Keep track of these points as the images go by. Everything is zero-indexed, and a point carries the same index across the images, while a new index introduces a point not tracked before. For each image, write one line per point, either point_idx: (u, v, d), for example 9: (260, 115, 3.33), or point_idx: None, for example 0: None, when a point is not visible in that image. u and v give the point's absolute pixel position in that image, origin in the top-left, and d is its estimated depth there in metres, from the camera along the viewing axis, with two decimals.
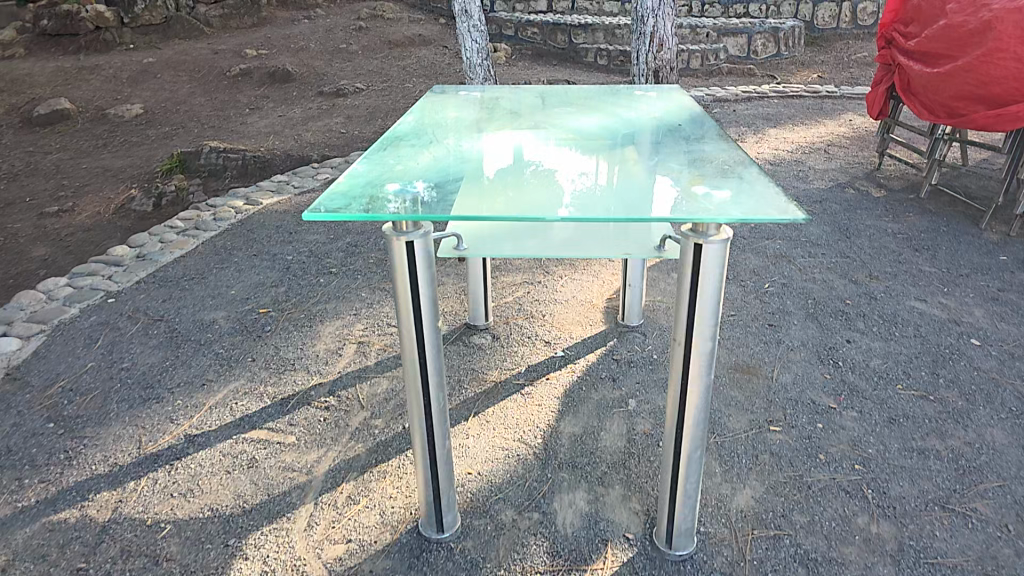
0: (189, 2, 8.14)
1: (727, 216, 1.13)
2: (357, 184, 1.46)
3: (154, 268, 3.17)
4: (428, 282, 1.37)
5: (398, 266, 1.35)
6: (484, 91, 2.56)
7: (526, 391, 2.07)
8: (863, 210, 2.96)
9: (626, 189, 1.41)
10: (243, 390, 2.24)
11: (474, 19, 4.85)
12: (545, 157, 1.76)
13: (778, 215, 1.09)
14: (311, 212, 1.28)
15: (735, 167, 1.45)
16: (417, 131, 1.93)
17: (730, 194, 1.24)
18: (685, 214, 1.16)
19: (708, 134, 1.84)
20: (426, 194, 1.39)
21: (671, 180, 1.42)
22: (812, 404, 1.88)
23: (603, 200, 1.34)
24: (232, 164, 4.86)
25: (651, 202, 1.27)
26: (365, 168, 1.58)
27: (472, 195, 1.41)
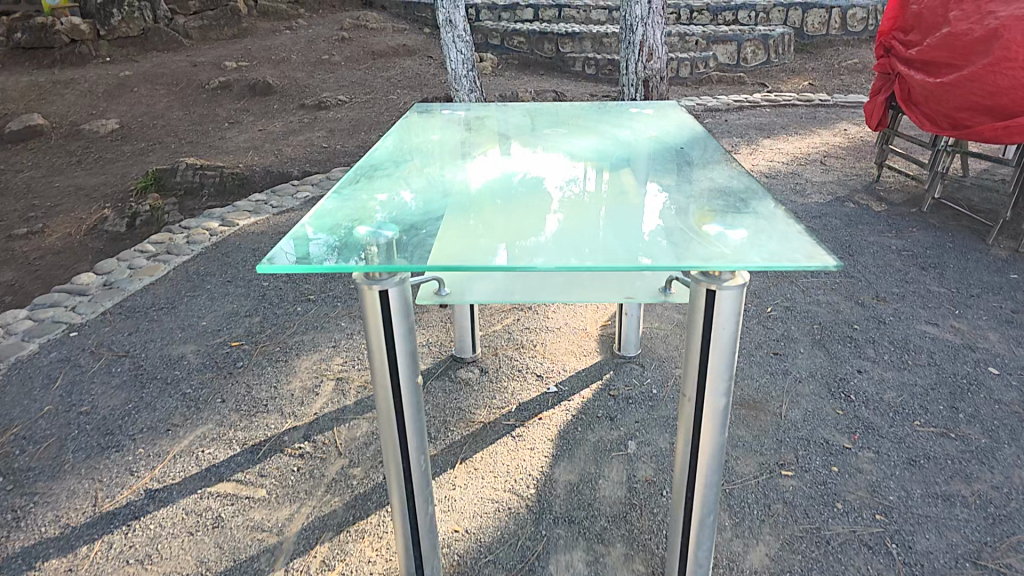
0: (167, 14, 7.96)
1: (747, 261, 0.98)
2: (323, 225, 1.30)
3: (121, 297, 2.99)
4: (406, 332, 1.20)
5: (370, 314, 1.17)
6: (469, 110, 2.43)
7: (517, 433, 1.91)
8: (864, 225, 2.86)
9: (625, 224, 1.26)
10: (212, 435, 2.06)
11: (459, 29, 4.71)
12: (535, 185, 1.61)
13: (805, 261, 0.94)
14: (264, 263, 1.11)
15: (747, 199, 1.32)
16: (396, 158, 1.79)
17: (747, 233, 1.09)
18: (697, 259, 1.02)
19: (712, 157, 1.72)
20: (402, 235, 1.23)
21: (676, 214, 1.28)
22: (825, 445, 1.74)
23: (601, 238, 1.19)
24: (209, 181, 4.70)
25: (657, 242, 1.13)
26: (335, 205, 1.43)
27: (453, 235, 1.26)
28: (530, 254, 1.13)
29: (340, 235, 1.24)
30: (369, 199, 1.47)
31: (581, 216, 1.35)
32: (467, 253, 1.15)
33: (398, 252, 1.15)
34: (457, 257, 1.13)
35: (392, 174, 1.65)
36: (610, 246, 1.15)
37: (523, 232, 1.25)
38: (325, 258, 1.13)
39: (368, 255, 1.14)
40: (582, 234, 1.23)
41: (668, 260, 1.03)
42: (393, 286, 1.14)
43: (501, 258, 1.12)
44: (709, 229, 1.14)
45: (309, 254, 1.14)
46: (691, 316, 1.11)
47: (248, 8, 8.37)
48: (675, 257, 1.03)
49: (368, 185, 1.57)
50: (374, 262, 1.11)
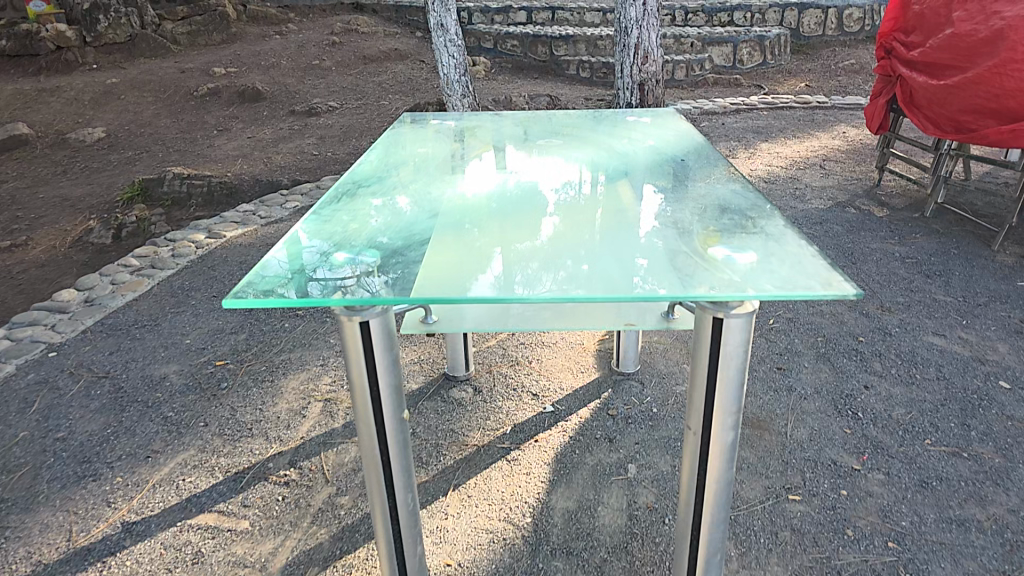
0: (156, 19, 7.85)
1: (758, 290, 0.91)
2: (299, 252, 1.23)
3: (103, 314, 2.89)
4: (390, 366, 1.12)
5: (349, 346, 1.09)
6: (459, 119, 2.36)
7: (512, 457, 1.83)
8: (866, 232, 2.80)
9: (624, 246, 1.19)
10: (193, 462, 1.97)
11: (451, 33, 4.63)
12: (528, 202, 1.54)
13: (821, 290, 0.87)
14: (230, 296, 1.03)
15: (754, 217, 1.25)
16: (381, 174, 1.71)
17: (757, 256, 1.02)
18: (703, 287, 0.94)
19: (715, 170, 1.65)
20: (383, 263, 1.16)
21: (678, 234, 1.20)
22: (833, 466, 1.67)
23: (598, 263, 1.12)
24: (197, 191, 4.61)
25: (660, 267, 1.05)
26: (313, 229, 1.36)
27: (439, 261, 1.19)
28: (521, 282, 1.05)
29: (317, 263, 1.17)
30: (350, 223, 1.40)
31: (576, 236, 1.28)
32: (453, 282, 1.07)
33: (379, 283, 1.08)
34: (442, 288, 1.05)
35: (376, 193, 1.58)
36: (607, 271, 1.08)
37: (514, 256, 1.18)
38: (298, 290, 1.05)
39: (346, 286, 1.07)
40: (577, 258, 1.15)
41: (671, 289, 0.95)
42: (373, 318, 1.06)
43: (490, 287, 1.05)
44: (714, 252, 1.07)
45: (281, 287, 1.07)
46: (695, 346, 1.04)
47: (238, 13, 8.26)
48: (680, 286, 0.96)
49: (349, 207, 1.50)
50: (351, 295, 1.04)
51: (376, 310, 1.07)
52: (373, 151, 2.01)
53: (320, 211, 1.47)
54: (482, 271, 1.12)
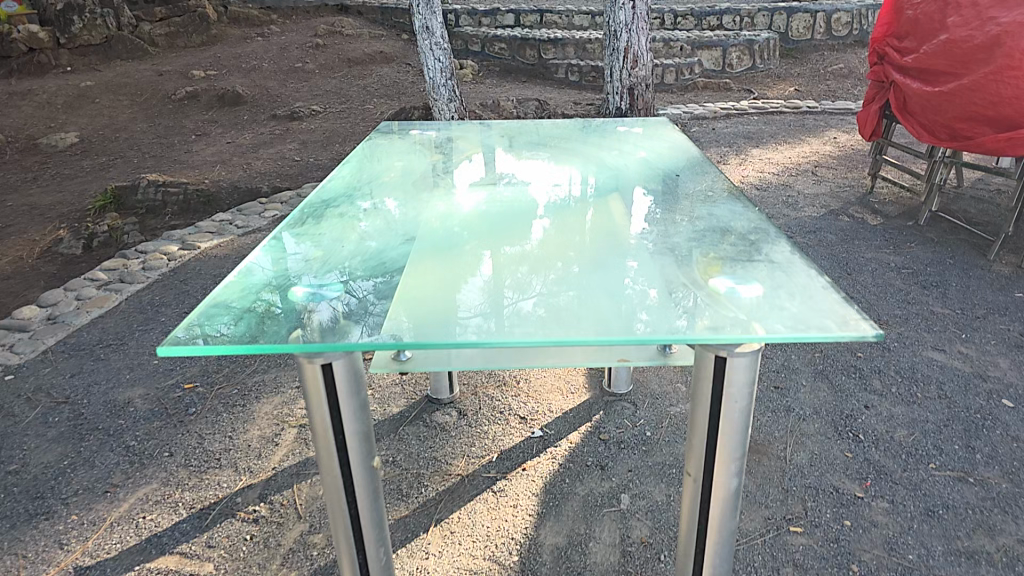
0: (133, 21, 7.62)
1: (769, 330, 0.84)
2: (253, 286, 1.12)
3: (65, 333, 2.73)
4: (357, 410, 1.01)
5: (311, 390, 0.98)
6: (439, 129, 2.27)
7: (498, 487, 1.72)
8: (860, 241, 2.74)
9: (616, 277, 1.12)
10: (155, 497, 1.83)
11: (437, 36, 4.53)
12: (513, 223, 1.45)
13: (838, 332, 0.81)
14: (168, 343, 0.92)
15: (755, 245, 1.20)
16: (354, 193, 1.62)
17: (762, 290, 0.96)
18: (706, 326, 0.87)
19: (713, 191, 1.60)
20: (349, 298, 1.06)
21: (677, 265, 1.14)
22: (835, 494, 1.57)
23: (590, 298, 1.04)
24: (173, 199, 4.45)
25: (659, 302, 0.98)
26: (271, 257, 1.25)
27: (415, 295, 1.09)
28: (506, 322, 0.97)
29: (274, 300, 1.06)
30: (312, 250, 1.29)
31: (566, 265, 1.20)
32: (431, 320, 0.98)
33: (342, 324, 0.98)
34: (418, 329, 0.96)
35: (345, 217, 1.49)
36: (601, 306, 1.00)
37: (502, 271, 1.18)
38: (248, 334, 0.94)
39: (305, 328, 0.96)
40: (566, 277, 1.14)
41: (674, 330, 0.88)
42: (336, 362, 0.96)
43: (472, 327, 0.96)
44: (716, 285, 1.00)
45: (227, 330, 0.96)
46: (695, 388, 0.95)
47: (218, 14, 8.03)
48: (684, 325, 0.89)
49: (314, 232, 1.39)
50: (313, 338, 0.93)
51: (339, 356, 0.96)
52: (344, 167, 1.91)
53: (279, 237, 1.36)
54: (461, 309, 1.03)
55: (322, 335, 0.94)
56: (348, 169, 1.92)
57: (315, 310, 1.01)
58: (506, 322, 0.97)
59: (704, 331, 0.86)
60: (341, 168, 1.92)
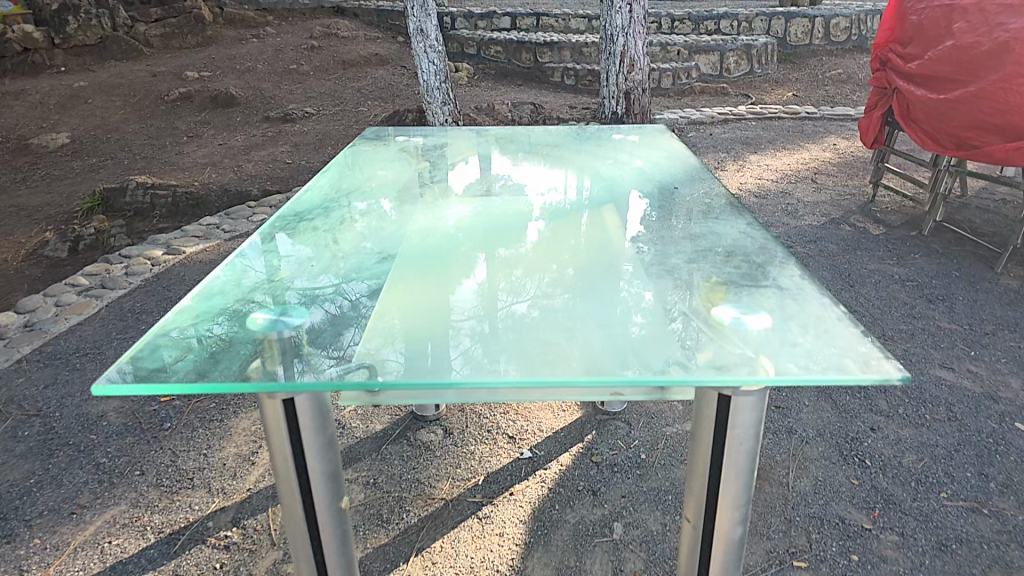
0: (128, 21, 7.53)
1: (782, 371, 0.79)
2: (209, 312, 1.06)
3: (41, 341, 2.63)
4: (322, 449, 0.93)
5: (271, 429, 0.89)
6: (424, 135, 2.19)
7: (484, 513, 1.63)
8: (863, 252, 2.66)
9: (608, 303, 1.07)
10: (123, 520, 1.73)
11: (431, 39, 4.45)
12: (498, 243, 1.39)
13: (856, 375, 0.76)
14: (103, 382, 0.84)
15: (760, 267, 1.15)
16: (333, 209, 1.56)
17: (771, 323, 0.91)
18: (711, 366, 0.81)
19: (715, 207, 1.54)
20: (313, 328, 0.99)
21: (677, 290, 1.08)
22: (841, 525, 1.48)
23: (581, 332, 0.98)
24: (161, 201, 4.35)
25: (660, 335, 0.93)
26: (236, 278, 1.20)
27: (389, 324, 1.03)
28: (496, 357, 0.93)
29: (230, 329, 0.99)
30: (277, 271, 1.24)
31: (553, 292, 1.14)
32: (411, 356, 0.93)
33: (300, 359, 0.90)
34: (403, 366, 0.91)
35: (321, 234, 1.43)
36: (594, 339, 0.95)
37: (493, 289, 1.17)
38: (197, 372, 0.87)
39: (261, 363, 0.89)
40: (556, 296, 1.12)
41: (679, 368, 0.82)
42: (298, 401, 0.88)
43: (458, 364, 0.91)
44: (720, 316, 0.95)
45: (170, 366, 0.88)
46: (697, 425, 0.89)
47: (213, 15, 7.95)
48: (689, 363, 0.84)
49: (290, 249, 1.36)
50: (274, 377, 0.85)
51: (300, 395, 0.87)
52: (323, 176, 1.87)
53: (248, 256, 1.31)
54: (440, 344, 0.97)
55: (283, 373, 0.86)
56: (327, 179, 1.87)
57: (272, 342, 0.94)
58: (496, 341, 0.97)
59: (710, 371, 0.81)
60: (319, 178, 1.87)
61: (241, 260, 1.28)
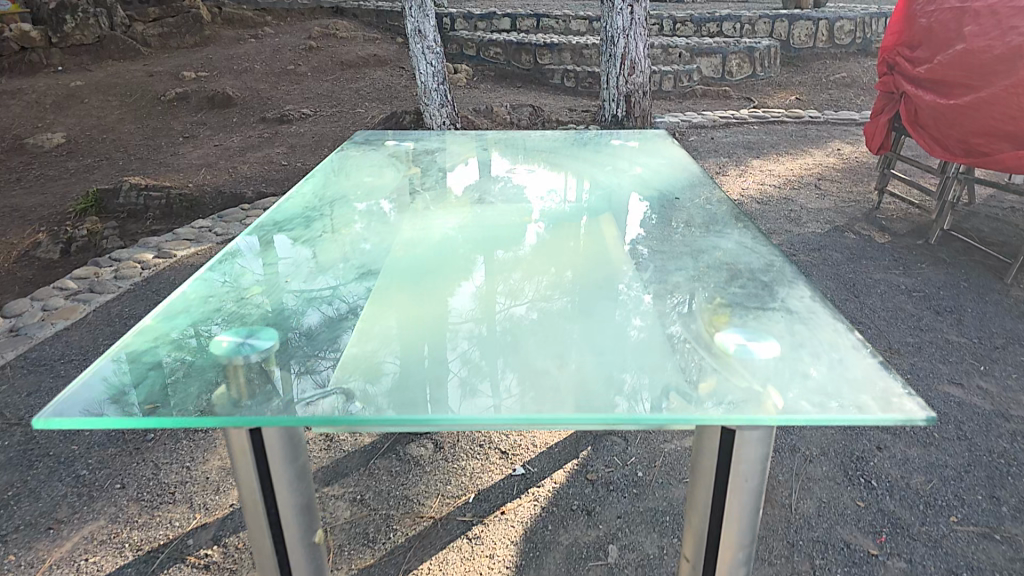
0: (126, 20, 7.48)
1: (791, 405, 0.77)
2: (170, 335, 1.05)
3: (26, 347, 2.57)
4: (293, 481, 0.91)
5: (237, 462, 0.87)
6: (417, 138, 2.21)
7: (474, 534, 1.57)
8: (867, 260, 2.59)
9: (606, 328, 1.05)
10: (100, 536, 1.67)
11: (430, 40, 4.40)
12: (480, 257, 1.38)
13: (872, 414, 0.74)
14: (45, 416, 0.81)
15: (768, 287, 1.13)
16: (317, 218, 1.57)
17: (781, 353, 0.89)
18: (719, 404, 0.79)
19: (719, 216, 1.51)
20: (281, 349, 0.99)
21: (681, 314, 1.06)
22: (846, 551, 1.42)
23: (578, 359, 0.96)
24: (155, 203, 4.30)
25: (660, 365, 0.91)
26: (215, 289, 1.23)
27: (363, 343, 1.03)
28: (491, 376, 0.93)
29: (191, 353, 0.98)
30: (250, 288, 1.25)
31: (547, 313, 1.12)
32: (399, 385, 0.90)
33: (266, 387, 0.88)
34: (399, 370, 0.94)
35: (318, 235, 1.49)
36: (588, 366, 0.94)
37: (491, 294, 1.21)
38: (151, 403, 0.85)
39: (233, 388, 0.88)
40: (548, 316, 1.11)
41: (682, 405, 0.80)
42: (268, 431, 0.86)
43: (454, 377, 0.93)
44: (724, 342, 0.94)
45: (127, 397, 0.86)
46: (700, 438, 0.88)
47: (212, 15, 7.89)
48: (692, 398, 0.82)
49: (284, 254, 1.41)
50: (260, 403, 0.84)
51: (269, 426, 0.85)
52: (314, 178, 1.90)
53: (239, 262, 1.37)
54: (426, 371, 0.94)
55: (246, 403, 0.85)
56: (318, 183, 1.90)
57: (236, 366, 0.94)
58: (490, 367, 0.95)
59: (716, 409, 0.79)
60: (308, 181, 1.90)
61: (235, 265, 1.34)
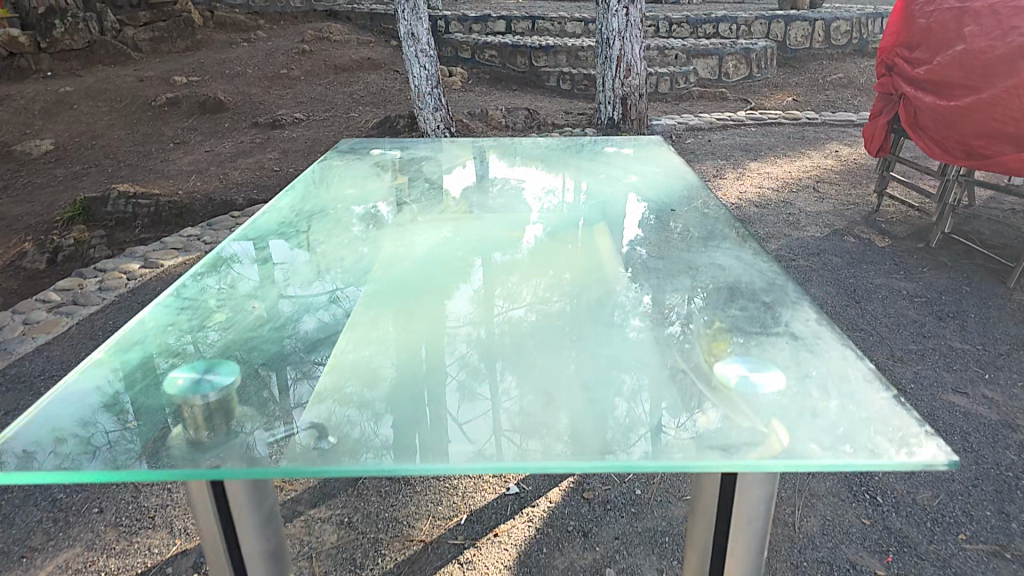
0: (116, 25, 7.40)
1: (793, 442, 0.83)
2: (122, 369, 1.16)
3: (6, 363, 2.50)
4: (257, 529, 1.01)
5: (201, 516, 0.98)
6: (400, 151, 2.54)
7: (465, 558, 1.51)
8: (868, 265, 2.55)
9: (602, 356, 1.14)
10: (75, 565, 1.60)
11: (423, 43, 4.34)
12: (458, 258, 1.65)
13: (885, 457, 0.78)
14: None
15: (772, 309, 1.21)
16: (314, 220, 1.89)
17: (788, 389, 0.95)
18: (719, 447, 0.85)
19: (720, 237, 1.63)
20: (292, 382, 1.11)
21: (689, 347, 1.13)
22: (853, 573, 1.36)
23: (583, 394, 1.02)
24: (143, 211, 4.23)
25: (659, 397, 0.98)
26: (221, 290, 1.52)
27: (359, 332, 1.29)
28: (492, 378, 1.09)
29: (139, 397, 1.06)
30: (212, 315, 1.39)
31: (532, 320, 1.30)
32: (409, 420, 0.99)
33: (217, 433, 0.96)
34: (394, 374, 1.14)
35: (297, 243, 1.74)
36: (583, 394, 1.02)
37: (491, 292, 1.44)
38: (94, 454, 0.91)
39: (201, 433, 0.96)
40: (526, 324, 1.29)
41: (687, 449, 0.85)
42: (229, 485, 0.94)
43: (453, 379, 1.09)
44: (724, 374, 1.02)
45: (85, 438, 0.95)
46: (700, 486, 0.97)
47: (203, 18, 7.82)
48: (690, 429, 0.89)
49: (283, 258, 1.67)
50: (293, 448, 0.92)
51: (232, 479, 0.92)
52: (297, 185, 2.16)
53: (228, 268, 1.62)
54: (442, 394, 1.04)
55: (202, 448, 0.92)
56: (300, 191, 2.16)
57: (191, 407, 1.02)
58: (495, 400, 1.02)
59: (719, 453, 0.84)
60: (289, 192, 2.15)
61: (231, 271, 1.59)
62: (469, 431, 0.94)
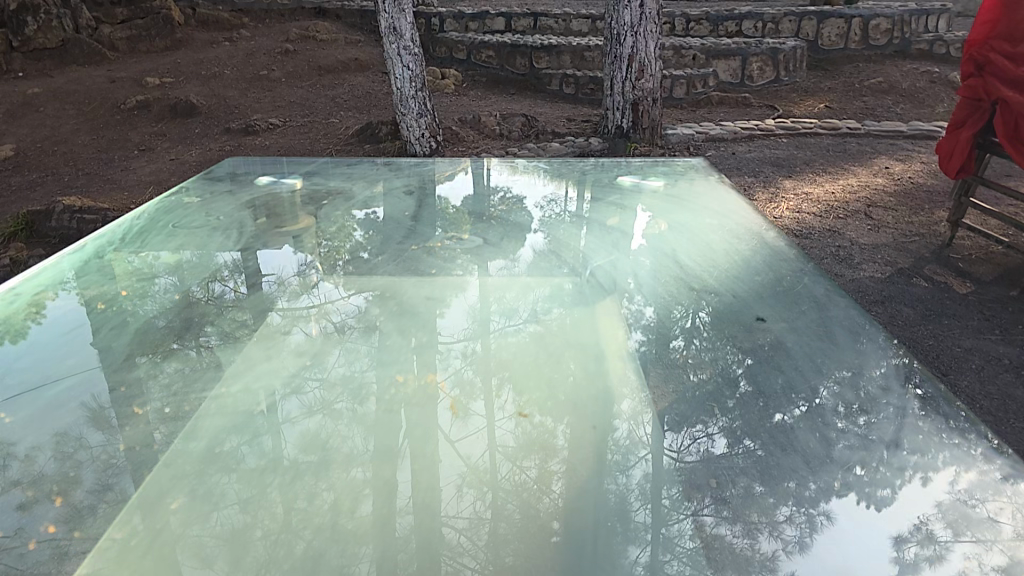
0: (93, 22, 6.97)
1: None
2: (69, 401, 1.13)
3: None
4: None
5: None
6: (301, 179, 2.14)
7: None
8: (949, 318, 2.00)
9: (600, 439, 1.03)
10: None
11: (406, 39, 3.81)
12: (443, 286, 1.55)
13: None
14: None
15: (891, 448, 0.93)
16: (201, 258, 1.61)
17: None
18: None
19: (871, 365, 1.12)
20: (315, 462, 0.99)
21: None
22: None
23: (606, 498, 0.90)
24: (90, 227, 3.78)
25: (655, 438, 1.04)
26: (205, 300, 1.46)
27: (357, 377, 1.23)
28: (487, 395, 1.15)
29: None
30: None
31: (527, 359, 1.28)
32: (424, 480, 0.93)
33: None
34: (381, 394, 1.17)
35: None
36: (574, 419, 1.08)
37: (487, 308, 1.44)
38: (36, 499, 0.93)
39: (189, 470, 0.99)
40: (515, 358, 1.29)
41: (702, 526, 0.82)
42: None
43: (446, 395, 1.17)
44: None
45: (70, 454, 1.01)
46: None
47: (185, 16, 7.38)
48: None
49: None
50: (307, 497, 0.91)
51: None
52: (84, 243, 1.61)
53: (225, 277, 1.54)
54: (450, 452, 1.00)
55: None
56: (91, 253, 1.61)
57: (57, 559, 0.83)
58: (500, 491, 0.90)
59: None
60: (73, 251, 1.59)
61: (215, 287, 1.49)
62: (461, 447, 1.00)
